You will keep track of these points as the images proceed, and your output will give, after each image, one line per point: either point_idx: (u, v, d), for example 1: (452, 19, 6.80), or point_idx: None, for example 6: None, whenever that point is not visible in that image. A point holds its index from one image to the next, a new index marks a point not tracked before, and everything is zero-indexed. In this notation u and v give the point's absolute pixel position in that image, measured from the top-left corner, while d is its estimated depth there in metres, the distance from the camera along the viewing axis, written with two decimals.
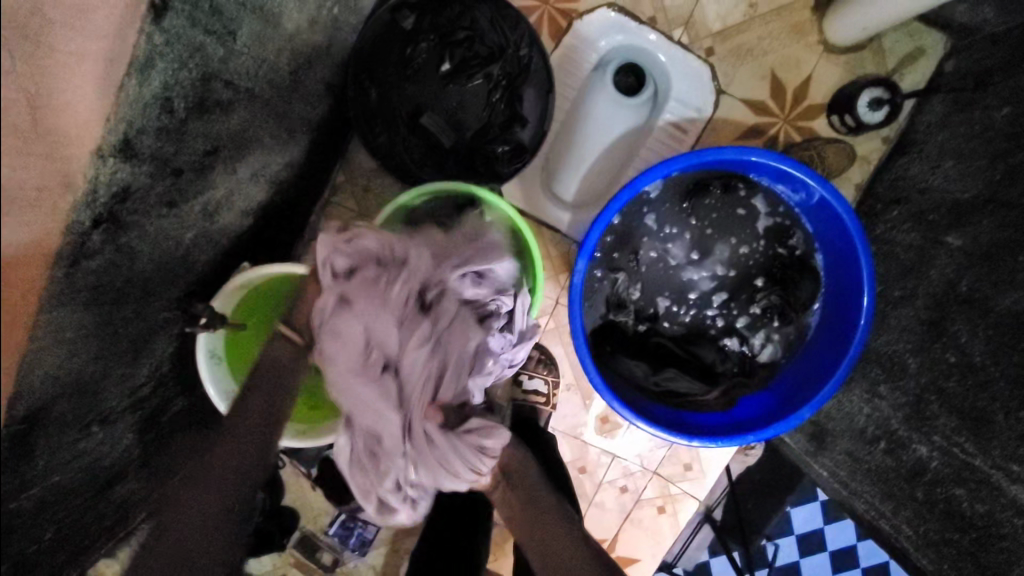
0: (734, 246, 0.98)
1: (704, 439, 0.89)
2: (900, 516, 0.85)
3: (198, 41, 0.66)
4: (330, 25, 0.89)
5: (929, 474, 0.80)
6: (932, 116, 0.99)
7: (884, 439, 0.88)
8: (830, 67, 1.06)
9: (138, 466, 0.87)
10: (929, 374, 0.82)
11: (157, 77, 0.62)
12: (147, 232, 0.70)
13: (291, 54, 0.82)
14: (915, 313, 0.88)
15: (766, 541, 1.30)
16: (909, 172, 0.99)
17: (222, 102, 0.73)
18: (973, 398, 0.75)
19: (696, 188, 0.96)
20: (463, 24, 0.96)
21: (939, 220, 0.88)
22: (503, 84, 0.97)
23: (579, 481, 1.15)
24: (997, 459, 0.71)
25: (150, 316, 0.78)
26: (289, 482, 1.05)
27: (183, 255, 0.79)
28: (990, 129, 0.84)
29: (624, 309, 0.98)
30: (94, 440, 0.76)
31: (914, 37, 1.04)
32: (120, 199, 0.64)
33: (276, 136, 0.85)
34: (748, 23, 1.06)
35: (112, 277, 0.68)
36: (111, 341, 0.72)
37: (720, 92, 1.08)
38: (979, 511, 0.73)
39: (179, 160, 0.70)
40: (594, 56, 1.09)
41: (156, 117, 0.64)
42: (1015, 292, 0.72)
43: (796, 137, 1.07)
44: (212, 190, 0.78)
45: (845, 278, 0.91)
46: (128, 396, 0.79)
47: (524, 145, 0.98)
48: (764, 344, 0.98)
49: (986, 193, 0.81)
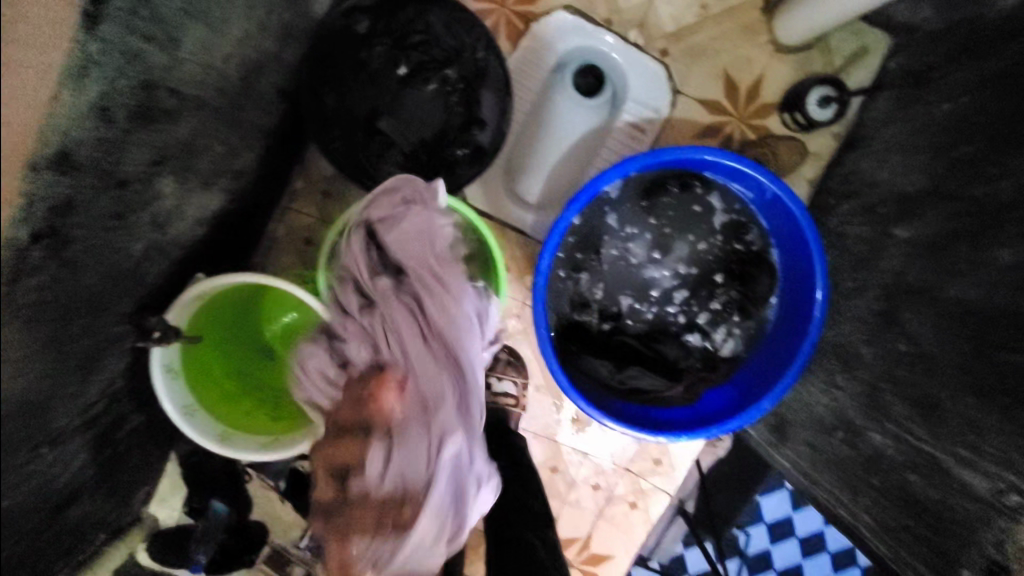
0: (693, 242, 1.00)
1: (669, 434, 0.91)
2: (858, 504, 0.86)
3: (137, 48, 0.64)
4: (282, 29, 0.87)
5: (885, 461, 0.82)
6: (879, 112, 1.02)
7: (842, 429, 0.90)
8: (781, 66, 1.09)
9: (94, 487, 0.83)
10: (883, 363, 0.85)
11: (93, 86, 0.60)
12: (93, 245, 0.67)
13: (240, 59, 0.80)
14: (868, 304, 0.90)
15: (738, 531, 1.33)
16: (860, 167, 1.02)
17: (168, 109, 0.71)
18: (923, 385, 0.78)
19: (654, 186, 0.98)
20: (417, 28, 0.96)
21: (888, 212, 0.91)
22: (460, 87, 0.97)
23: (551, 481, 1.16)
24: (945, 444, 0.74)
25: (99, 331, 0.74)
26: (256, 494, 1.05)
27: (133, 269, 0.76)
28: (932, 124, 0.88)
29: (588, 309, 1.00)
30: (45, 461, 0.71)
31: (859, 36, 1.07)
32: (61, 213, 0.61)
33: (228, 143, 0.83)
34: (700, 24, 1.09)
35: (56, 294, 0.64)
36: (58, 359, 0.68)
37: (677, 92, 1.09)
38: (932, 497, 0.75)
39: (123, 171, 0.68)
40: (553, 57, 1.09)
41: (94, 126, 0.61)
42: (959, 282, 0.76)
43: (751, 135, 1.10)
44: (160, 201, 0.75)
45: (800, 272, 0.94)
46: (82, 415, 0.76)
47: (484, 148, 0.98)
48: (725, 339, 1.00)
49: (929, 186, 0.85)
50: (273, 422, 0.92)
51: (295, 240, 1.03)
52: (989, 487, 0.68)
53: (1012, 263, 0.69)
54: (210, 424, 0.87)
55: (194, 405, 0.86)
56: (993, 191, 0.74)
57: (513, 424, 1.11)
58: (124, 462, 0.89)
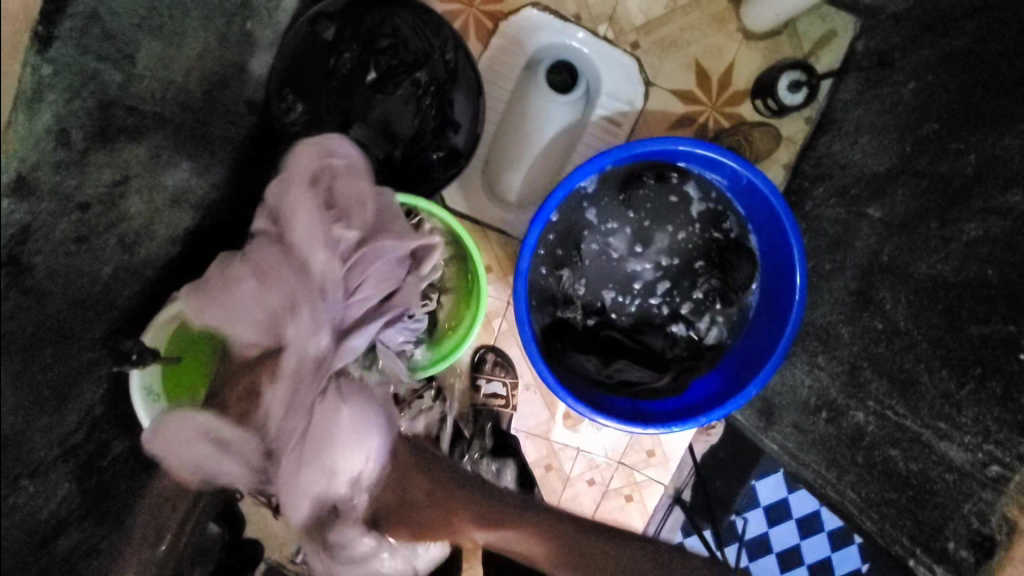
0: (672, 233, 1.00)
1: (658, 425, 0.91)
2: (845, 482, 0.86)
3: (90, 69, 0.64)
4: (244, 41, 0.86)
5: (867, 438, 0.83)
6: (848, 94, 1.03)
7: (825, 409, 0.90)
8: (750, 53, 1.09)
9: (81, 516, 0.82)
10: (861, 342, 0.85)
11: (48, 109, 0.60)
12: (57, 270, 0.66)
13: (203, 74, 0.79)
14: (845, 284, 0.91)
15: (735, 516, 1.33)
16: (832, 149, 1.02)
17: (128, 128, 0.70)
18: (901, 361, 0.78)
19: (631, 179, 0.98)
20: (386, 32, 0.94)
21: (860, 193, 0.92)
22: (433, 90, 0.96)
23: (546, 478, 1.16)
24: (926, 418, 0.75)
25: (73, 358, 0.73)
26: (249, 512, 1.06)
27: (103, 291, 0.74)
28: (899, 103, 0.89)
29: (571, 305, 0.99)
30: (26, 494, 0.70)
31: (825, 20, 1.07)
32: (20, 240, 0.60)
33: (196, 159, 0.82)
34: (670, 15, 1.09)
35: (20, 323, 0.63)
36: (28, 389, 0.67)
37: (649, 85, 1.10)
38: (913, 470, 0.76)
39: (84, 194, 0.66)
40: (524, 56, 1.09)
41: (52, 150, 0.61)
42: (930, 257, 0.77)
43: (725, 123, 1.10)
44: (128, 221, 0.74)
45: (779, 257, 0.94)
46: (61, 445, 0.75)
47: (459, 150, 0.98)
48: (710, 327, 1.01)
49: (899, 164, 0.86)
50: None
51: None
52: (968, 458, 0.69)
53: (976, 238, 0.71)
54: None
55: None
56: (958, 167, 0.76)
57: (505, 426, 1.12)
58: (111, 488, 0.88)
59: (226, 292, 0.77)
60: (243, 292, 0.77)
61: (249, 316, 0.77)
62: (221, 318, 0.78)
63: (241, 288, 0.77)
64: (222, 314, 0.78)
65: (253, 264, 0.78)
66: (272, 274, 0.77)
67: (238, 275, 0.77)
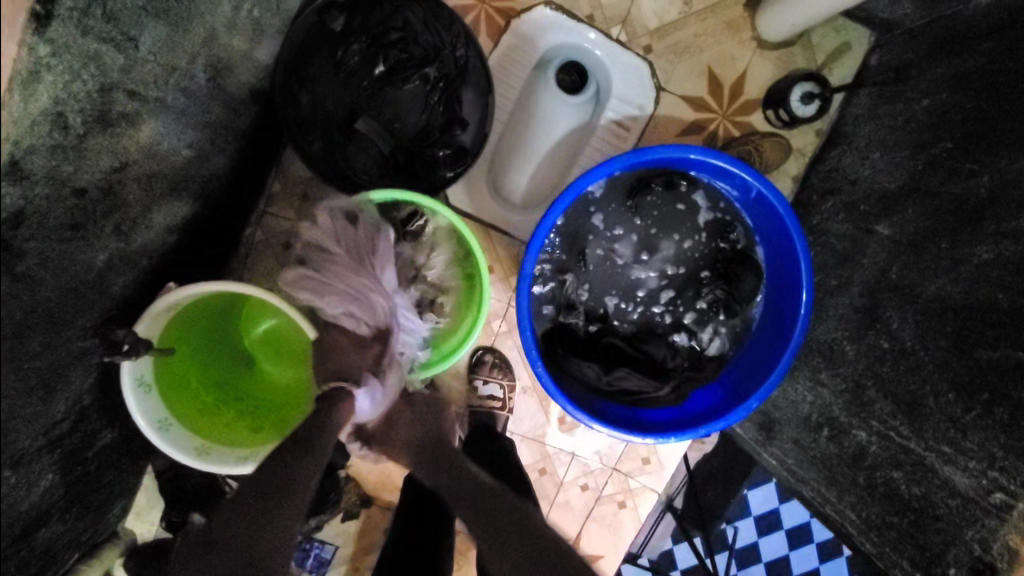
0: (678, 242, 0.99)
1: (657, 435, 0.90)
2: (844, 502, 0.86)
3: (92, 50, 0.61)
4: (251, 28, 0.84)
5: (869, 459, 0.82)
6: (860, 109, 1.02)
7: (827, 427, 0.89)
8: (764, 62, 1.08)
9: (64, 508, 0.80)
10: (865, 360, 0.85)
11: (45, 90, 0.57)
12: (48, 258, 0.64)
13: (207, 60, 0.77)
14: (851, 301, 0.90)
15: (726, 524, 1.33)
16: (842, 163, 1.01)
17: (129, 114, 0.68)
18: (906, 382, 0.78)
19: (639, 185, 0.97)
20: (396, 25, 0.92)
21: (870, 209, 0.91)
22: (441, 86, 0.94)
23: (540, 482, 1.15)
24: (929, 441, 0.74)
25: (62, 347, 0.71)
26: None
27: (96, 280, 0.72)
28: (912, 120, 0.88)
29: (574, 310, 0.98)
30: (7, 485, 0.67)
31: (840, 32, 1.06)
32: (12, 225, 0.58)
33: (197, 147, 0.80)
34: (684, 20, 1.07)
35: (10, 310, 0.61)
36: (15, 378, 0.65)
37: (660, 90, 1.08)
38: (915, 493, 0.75)
39: (80, 179, 0.64)
40: (535, 54, 1.07)
41: (48, 134, 0.59)
42: (938, 279, 0.76)
43: (734, 132, 1.09)
44: (125, 209, 0.72)
45: (786, 270, 0.93)
46: (46, 435, 0.73)
47: (465, 148, 0.96)
48: (712, 338, 0.99)
49: (910, 182, 0.85)
50: (255, 434, 0.89)
51: (273, 245, 1.00)
52: (972, 484, 0.69)
53: (987, 260, 0.70)
54: (185, 437, 0.83)
55: (168, 418, 0.82)
56: (971, 188, 0.75)
57: (501, 427, 1.11)
58: (97, 479, 0.86)
59: (331, 289, 0.87)
60: (345, 292, 0.87)
61: (357, 304, 0.87)
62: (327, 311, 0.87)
63: (343, 288, 0.87)
64: (331, 306, 0.87)
65: (348, 271, 0.87)
66: (363, 280, 0.88)
67: (345, 278, 0.87)
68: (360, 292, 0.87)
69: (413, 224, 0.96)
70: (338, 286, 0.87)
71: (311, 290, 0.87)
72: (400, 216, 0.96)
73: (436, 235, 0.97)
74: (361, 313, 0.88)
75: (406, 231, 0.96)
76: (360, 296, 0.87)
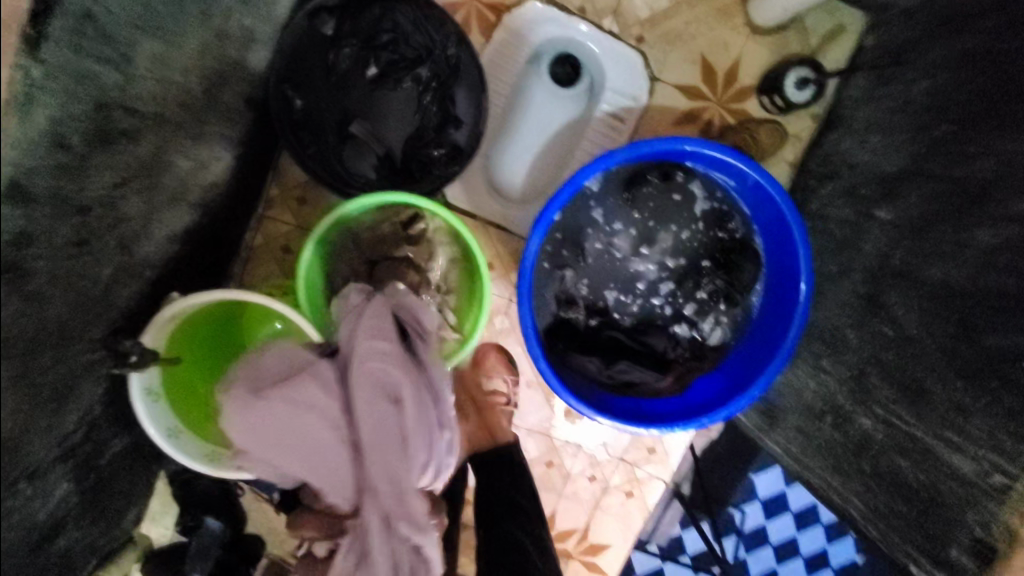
0: (676, 233, 0.99)
1: (661, 425, 0.91)
2: (848, 488, 0.87)
3: (89, 69, 0.62)
4: (243, 35, 0.84)
5: (875, 445, 0.83)
6: (857, 92, 1.02)
7: (831, 414, 0.90)
8: (757, 48, 1.08)
9: (78, 514, 0.82)
10: (868, 346, 0.85)
11: (44, 112, 0.58)
12: (57, 276, 0.65)
13: (201, 71, 0.77)
14: (853, 288, 0.90)
15: (733, 509, 1.33)
16: (840, 147, 1.01)
17: (127, 130, 0.68)
18: (908, 368, 0.79)
19: (635, 178, 0.97)
20: (386, 27, 0.92)
21: (870, 194, 0.91)
22: (434, 87, 0.94)
23: (547, 475, 1.16)
24: (934, 428, 0.75)
25: (72, 359, 0.72)
26: (251, 507, 1.07)
27: (103, 294, 0.73)
28: (911, 102, 0.88)
29: (574, 305, 0.99)
30: (23, 497, 0.69)
31: (834, 14, 1.06)
32: (20, 246, 0.59)
33: (194, 158, 0.81)
34: (675, 8, 1.07)
35: (21, 329, 0.62)
36: (27, 394, 0.66)
37: (654, 80, 1.08)
38: (922, 480, 0.76)
39: (84, 197, 0.65)
40: (527, 49, 1.07)
41: (49, 154, 0.59)
42: (943, 263, 0.77)
43: (730, 120, 1.09)
44: (127, 223, 0.73)
45: (784, 259, 0.93)
46: (59, 447, 0.74)
47: (460, 147, 0.96)
48: (713, 328, 1.00)
49: (911, 165, 0.85)
50: None
51: (273, 248, 1.02)
52: (976, 468, 0.70)
53: (993, 245, 0.71)
54: (197, 444, 0.85)
55: (179, 426, 0.84)
56: (972, 171, 0.75)
57: (506, 423, 1.09)
58: (110, 485, 0.88)
59: (392, 453, 0.82)
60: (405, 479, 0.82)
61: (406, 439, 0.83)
62: (315, 445, 0.81)
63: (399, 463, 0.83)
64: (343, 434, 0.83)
65: (428, 443, 0.85)
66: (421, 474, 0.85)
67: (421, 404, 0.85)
68: (416, 499, 0.83)
69: (415, 227, 0.98)
70: (397, 455, 0.82)
71: (378, 419, 0.82)
72: (402, 219, 0.98)
73: (436, 236, 0.99)
74: (390, 536, 0.82)
75: (407, 235, 0.98)
76: (407, 510, 0.83)
